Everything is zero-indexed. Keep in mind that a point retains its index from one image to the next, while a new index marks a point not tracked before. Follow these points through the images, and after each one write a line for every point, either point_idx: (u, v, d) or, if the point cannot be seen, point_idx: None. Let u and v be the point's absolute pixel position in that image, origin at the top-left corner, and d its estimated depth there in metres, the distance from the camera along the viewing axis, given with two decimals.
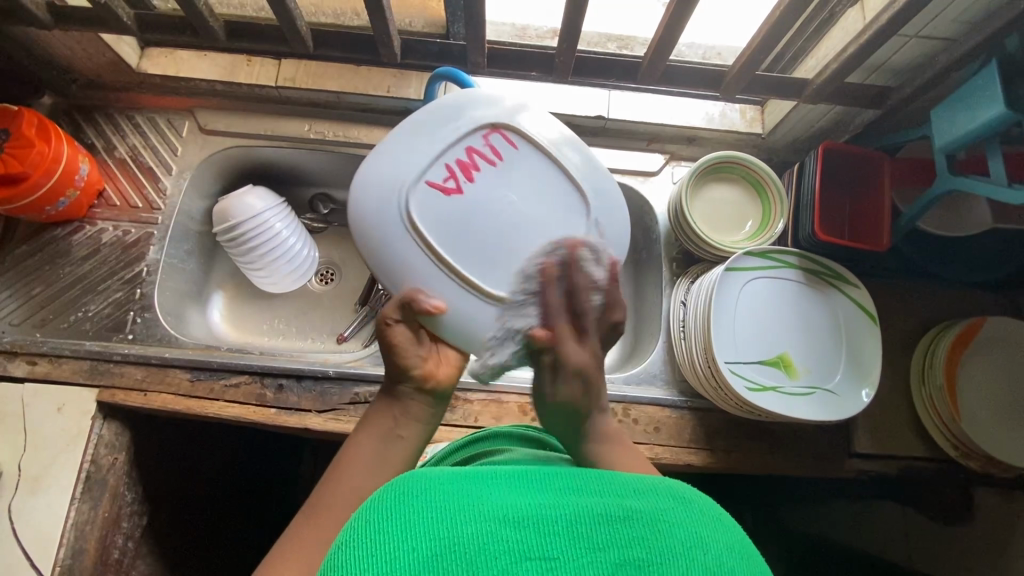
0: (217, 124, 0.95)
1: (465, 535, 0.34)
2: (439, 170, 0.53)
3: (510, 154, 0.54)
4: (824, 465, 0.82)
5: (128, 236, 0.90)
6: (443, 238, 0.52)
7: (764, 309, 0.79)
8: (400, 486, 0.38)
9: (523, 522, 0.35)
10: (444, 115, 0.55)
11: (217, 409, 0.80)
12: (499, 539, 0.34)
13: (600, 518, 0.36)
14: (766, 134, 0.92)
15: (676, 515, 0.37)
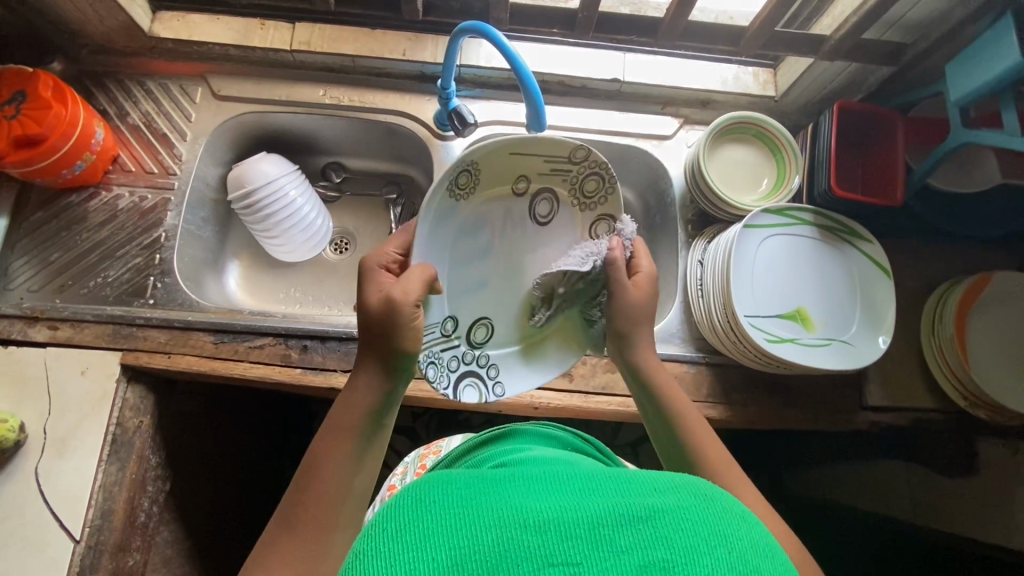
0: (232, 89, 0.94)
1: (489, 538, 0.34)
2: (537, 208, 0.69)
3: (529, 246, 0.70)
4: (838, 417, 0.85)
5: (144, 202, 0.89)
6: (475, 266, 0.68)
7: (757, 276, 0.80)
8: (418, 495, 0.38)
9: (542, 527, 0.35)
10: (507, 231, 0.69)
11: (242, 369, 0.80)
12: (526, 541, 0.34)
13: (622, 518, 0.35)
14: (779, 97, 0.94)
15: (699, 512, 0.37)
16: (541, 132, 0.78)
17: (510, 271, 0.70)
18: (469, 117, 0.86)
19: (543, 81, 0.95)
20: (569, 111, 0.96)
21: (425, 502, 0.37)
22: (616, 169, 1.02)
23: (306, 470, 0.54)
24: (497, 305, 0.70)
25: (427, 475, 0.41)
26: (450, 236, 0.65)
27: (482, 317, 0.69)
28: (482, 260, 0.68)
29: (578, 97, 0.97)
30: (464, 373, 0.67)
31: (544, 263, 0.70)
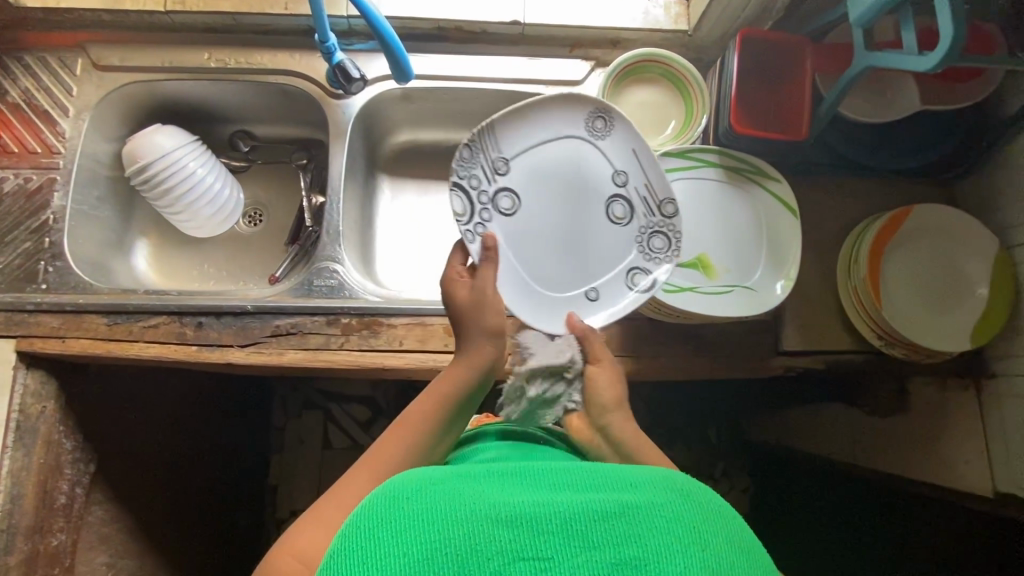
0: (112, 58, 0.89)
1: (461, 532, 0.38)
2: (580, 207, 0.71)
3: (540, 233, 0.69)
4: (751, 364, 0.83)
5: (29, 184, 0.85)
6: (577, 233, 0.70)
7: None
8: (396, 494, 0.41)
9: (518, 521, 0.38)
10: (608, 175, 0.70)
11: (137, 350, 0.79)
12: (501, 535, 0.38)
13: (593, 514, 0.39)
14: (692, 31, 0.89)
15: (669, 510, 0.40)
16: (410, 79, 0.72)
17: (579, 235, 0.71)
18: (354, 72, 0.82)
19: (439, 28, 0.90)
20: (471, 60, 0.91)
21: (401, 501, 0.40)
22: None
23: (400, 421, 0.60)
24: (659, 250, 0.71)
25: (410, 472, 0.44)
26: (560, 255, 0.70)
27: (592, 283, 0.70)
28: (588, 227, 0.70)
29: (481, 44, 0.92)
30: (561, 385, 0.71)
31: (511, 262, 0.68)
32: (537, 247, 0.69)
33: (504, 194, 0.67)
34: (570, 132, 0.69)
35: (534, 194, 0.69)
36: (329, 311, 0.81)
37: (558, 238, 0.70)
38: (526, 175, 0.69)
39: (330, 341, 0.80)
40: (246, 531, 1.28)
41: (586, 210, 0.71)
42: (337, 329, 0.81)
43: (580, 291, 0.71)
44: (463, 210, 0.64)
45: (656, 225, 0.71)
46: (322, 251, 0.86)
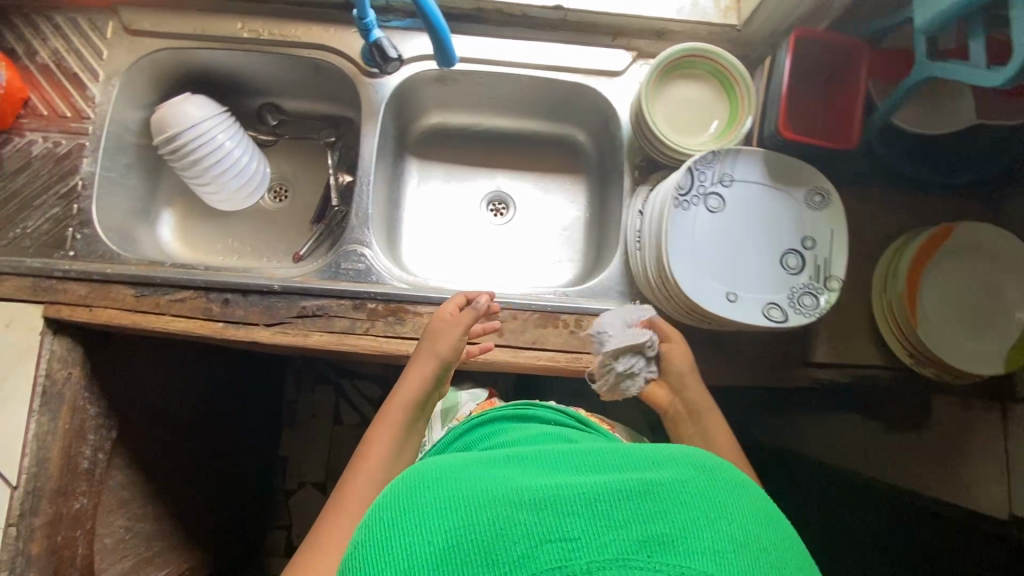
0: (143, 23, 0.87)
1: (484, 517, 0.37)
2: (742, 239, 0.75)
3: (734, 237, 0.75)
4: (776, 373, 0.83)
5: (59, 148, 0.85)
6: (734, 256, 0.74)
7: (706, 231, 0.74)
8: (414, 487, 0.41)
9: (540, 504, 0.38)
10: (787, 224, 0.75)
11: (164, 323, 0.79)
12: (524, 518, 0.37)
13: (618, 493, 0.38)
14: (741, 26, 0.86)
15: (691, 485, 0.40)
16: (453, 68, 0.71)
17: (735, 259, 0.74)
18: (390, 52, 0.80)
19: (479, 9, 0.87)
20: (509, 44, 0.89)
21: (419, 494, 0.40)
22: (567, 108, 0.97)
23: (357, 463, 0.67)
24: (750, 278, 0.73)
25: (426, 461, 0.45)
26: (716, 269, 0.73)
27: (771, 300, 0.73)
28: (748, 253, 0.74)
29: (521, 28, 0.89)
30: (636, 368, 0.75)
31: (706, 266, 0.73)
32: (702, 254, 0.73)
33: (714, 197, 0.75)
34: (790, 188, 0.76)
35: (737, 207, 0.75)
36: (355, 296, 0.81)
37: (721, 245, 0.74)
38: (750, 202, 0.76)
39: (355, 326, 0.80)
40: (257, 500, 1.31)
41: (751, 235, 0.75)
42: (362, 314, 0.81)
43: (720, 289, 0.72)
44: (682, 186, 0.74)
45: (814, 289, 0.73)
46: (350, 234, 0.85)
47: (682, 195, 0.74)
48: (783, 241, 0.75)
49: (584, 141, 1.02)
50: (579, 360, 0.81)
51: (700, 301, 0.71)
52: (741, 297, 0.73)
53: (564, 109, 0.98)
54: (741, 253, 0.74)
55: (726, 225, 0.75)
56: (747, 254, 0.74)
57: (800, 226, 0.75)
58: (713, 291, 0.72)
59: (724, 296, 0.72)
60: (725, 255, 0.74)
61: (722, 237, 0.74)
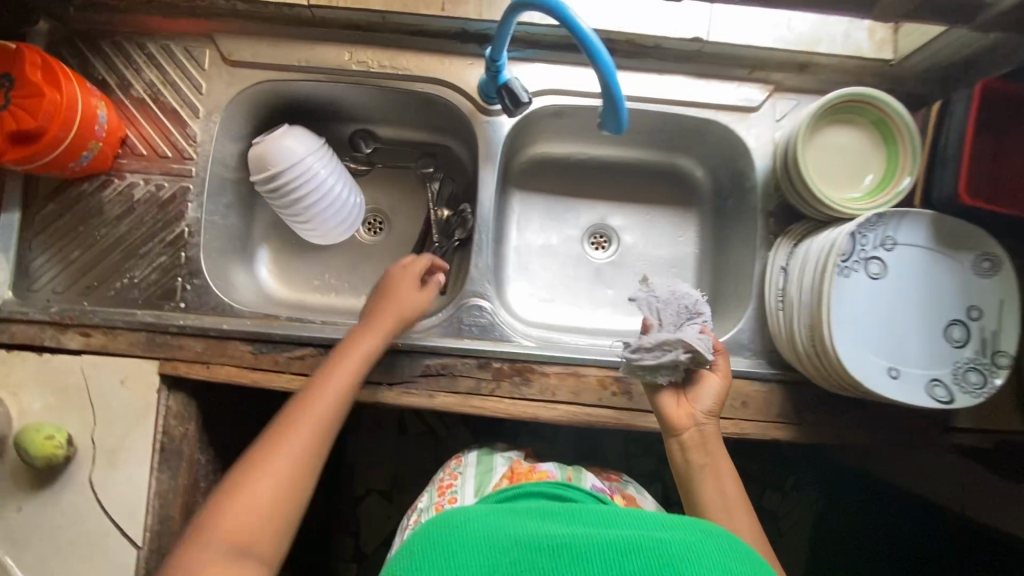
0: (243, 52, 0.81)
1: (505, 559, 0.43)
2: (903, 308, 0.71)
3: (895, 305, 0.71)
4: (916, 437, 0.79)
5: (162, 191, 0.80)
6: (897, 328, 0.70)
7: (868, 300, 0.70)
8: (446, 525, 0.47)
9: (556, 549, 0.43)
10: (953, 292, 0.71)
11: (284, 382, 0.76)
12: (540, 560, 0.42)
13: (628, 545, 0.43)
14: (896, 62, 0.79)
15: (695, 544, 0.44)
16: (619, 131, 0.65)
17: (897, 330, 0.70)
18: (522, 96, 0.73)
19: (608, 39, 0.80)
20: (638, 77, 0.82)
21: (451, 530, 0.46)
22: (686, 141, 0.91)
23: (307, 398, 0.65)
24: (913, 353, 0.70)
25: (458, 507, 0.50)
26: (876, 342, 0.70)
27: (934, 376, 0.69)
28: (911, 323, 0.70)
29: (650, 59, 0.82)
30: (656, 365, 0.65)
31: (866, 338, 0.69)
32: (863, 324, 0.70)
33: (875, 262, 0.70)
34: (959, 253, 0.71)
35: (899, 273, 0.71)
36: (480, 355, 0.77)
37: (882, 315, 0.70)
38: (915, 267, 0.71)
39: (480, 386, 0.77)
40: None
41: (913, 302, 0.71)
42: (487, 373, 0.77)
43: (881, 364, 0.69)
44: (845, 250, 0.69)
45: (980, 365, 0.70)
46: (469, 285, 0.81)
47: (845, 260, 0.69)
48: (948, 311, 0.71)
49: (698, 175, 0.96)
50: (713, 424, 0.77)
51: (862, 378, 0.68)
52: (902, 373, 0.69)
53: (681, 142, 0.92)
54: (903, 323, 0.70)
55: (887, 292, 0.71)
56: (909, 325, 0.70)
57: (969, 296, 0.71)
58: (874, 367, 0.69)
59: (885, 372, 0.69)
60: (886, 326, 0.70)
61: (882, 306, 0.70)
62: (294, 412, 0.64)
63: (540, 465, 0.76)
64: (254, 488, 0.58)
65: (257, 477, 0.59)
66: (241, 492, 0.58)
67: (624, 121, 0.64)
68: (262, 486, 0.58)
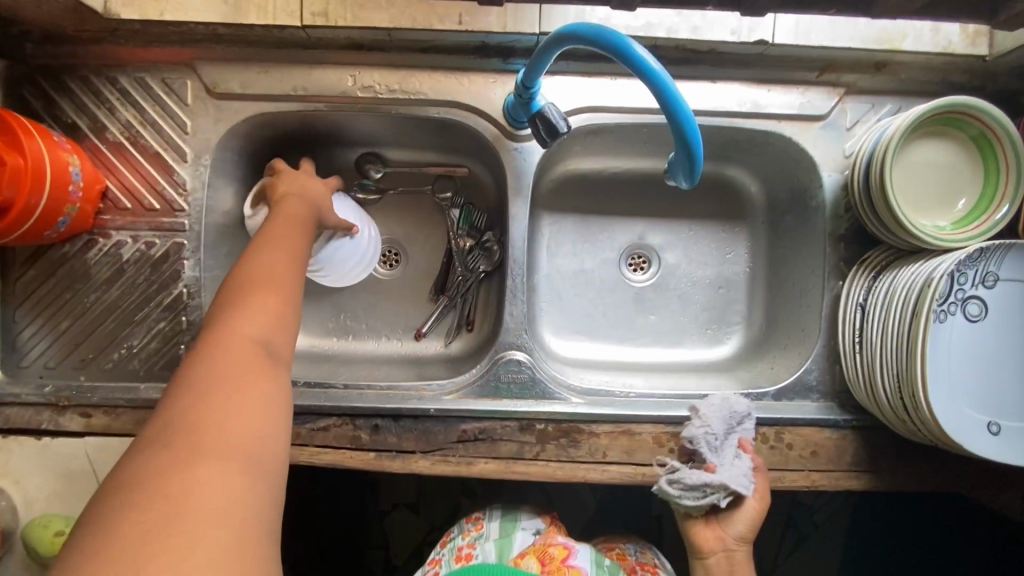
0: (230, 83, 0.70)
1: None
2: (1001, 353, 0.62)
3: (994, 351, 0.62)
4: (1007, 481, 0.72)
5: (153, 249, 0.71)
6: (996, 377, 0.62)
7: (963, 347, 0.61)
8: None
9: None
10: None
11: (308, 457, 0.69)
12: None
13: None
14: (992, 57, 0.67)
15: None
16: (692, 179, 0.54)
17: (997, 379, 0.62)
18: (559, 125, 0.62)
19: (654, 46, 0.69)
20: (688, 88, 0.71)
21: None
22: (739, 152, 0.80)
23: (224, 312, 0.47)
24: (1013, 403, 0.61)
25: None
26: (973, 395, 0.61)
27: None
28: (1012, 371, 0.62)
29: (701, 65, 0.71)
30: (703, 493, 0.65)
31: (963, 391, 0.61)
32: (960, 375, 0.61)
33: (974, 302, 0.61)
34: None
35: (1003, 313, 0.62)
36: (522, 416, 0.70)
37: (979, 362, 0.62)
38: (1018, 305, 0.62)
39: (524, 450, 0.70)
40: None
41: (1015, 345, 0.62)
42: (531, 436, 0.70)
43: (982, 419, 0.61)
44: (942, 291, 0.60)
45: None
46: (505, 336, 0.73)
47: (942, 300, 0.60)
48: None
49: (751, 187, 0.86)
50: (782, 479, 0.70)
51: (959, 437, 0.60)
52: (1001, 428, 0.61)
53: (733, 153, 0.81)
54: (1004, 370, 0.62)
55: (986, 336, 0.62)
56: (1010, 373, 0.62)
57: None
58: (971, 423, 0.61)
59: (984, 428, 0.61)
60: (985, 375, 0.61)
61: (979, 352, 0.62)
62: (206, 346, 0.44)
63: (574, 555, 0.67)
64: (188, 481, 0.34)
65: (196, 476, 0.35)
66: (163, 497, 0.33)
67: (696, 170, 0.53)
68: (207, 477, 0.35)
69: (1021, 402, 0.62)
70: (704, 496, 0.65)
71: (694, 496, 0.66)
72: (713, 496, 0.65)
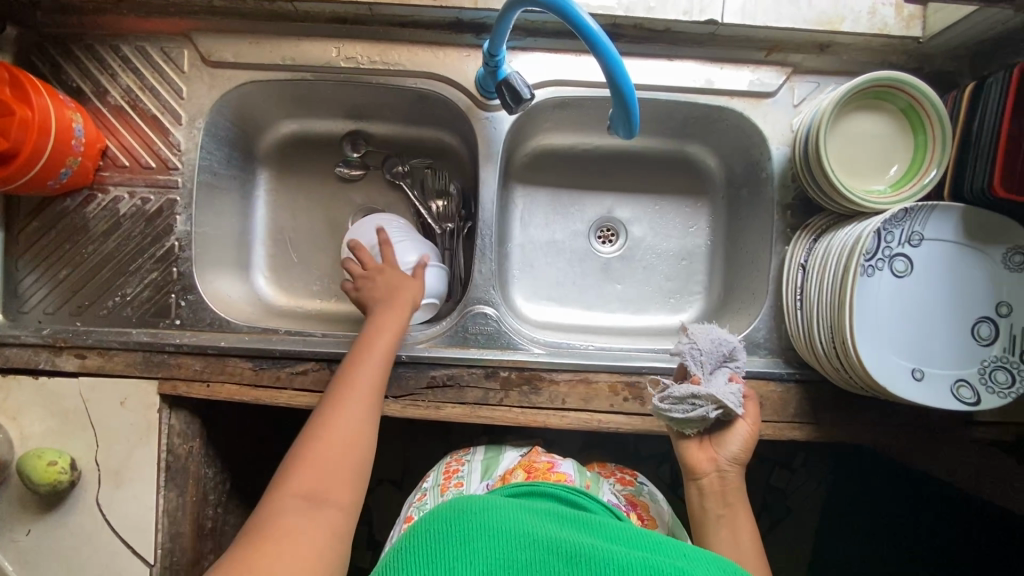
0: (224, 53, 0.76)
1: (522, 555, 0.49)
2: (926, 307, 0.67)
3: (920, 304, 0.67)
4: (940, 434, 0.77)
5: (148, 204, 0.77)
6: (921, 328, 0.67)
7: (889, 300, 0.67)
8: (473, 513, 0.53)
9: (574, 559, 0.49)
10: (981, 287, 0.67)
11: (287, 399, 0.74)
12: (557, 565, 0.49)
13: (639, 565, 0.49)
14: (926, 38, 0.73)
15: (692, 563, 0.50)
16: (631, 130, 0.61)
17: (921, 330, 0.67)
18: (523, 92, 0.68)
19: (614, 24, 0.75)
20: (646, 64, 0.77)
21: (460, 529, 0.51)
22: (698, 129, 0.86)
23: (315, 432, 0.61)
24: (936, 351, 0.66)
25: (463, 499, 0.55)
26: (899, 344, 0.66)
27: (959, 377, 0.66)
28: (935, 322, 0.67)
29: (658, 43, 0.77)
30: (694, 404, 0.65)
31: (889, 340, 0.66)
32: (886, 326, 0.66)
33: (899, 259, 0.66)
34: (987, 247, 0.67)
35: (927, 269, 0.67)
36: (487, 364, 0.75)
37: (905, 314, 0.67)
38: (942, 262, 0.67)
39: (489, 396, 0.75)
40: None
41: (939, 300, 0.67)
42: (496, 383, 0.75)
43: (905, 365, 0.66)
44: (868, 247, 0.65)
45: (1010, 364, 0.66)
46: (475, 291, 0.78)
47: (868, 256, 0.65)
48: (975, 307, 0.67)
49: (711, 164, 0.92)
50: None
51: (885, 382, 0.65)
52: (926, 375, 0.66)
53: (693, 130, 0.87)
54: (928, 322, 0.67)
55: (912, 291, 0.67)
56: (935, 325, 0.67)
57: (995, 291, 0.67)
58: (896, 369, 0.66)
59: (909, 374, 0.66)
60: (910, 326, 0.67)
61: (905, 305, 0.67)
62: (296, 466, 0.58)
63: (559, 466, 0.73)
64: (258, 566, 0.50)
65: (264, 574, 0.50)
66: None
67: (635, 123, 0.60)
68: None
69: (944, 352, 0.67)
70: (697, 411, 0.65)
71: (688, 411, 0.65)
72: (707, 410, 0.65)
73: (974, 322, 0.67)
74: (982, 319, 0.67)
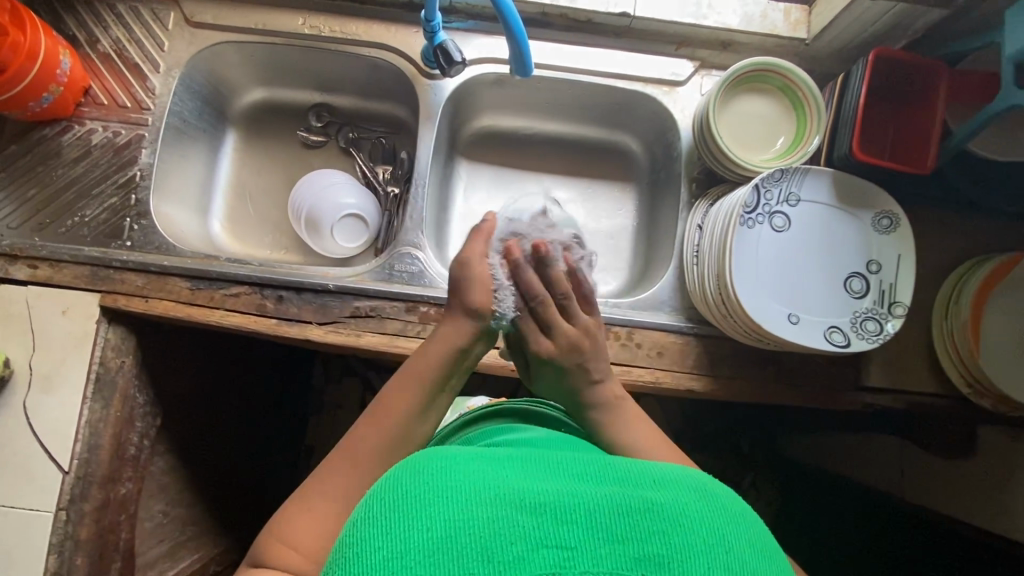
0: (204, 15, 0.87)
1: (482, 512, 0.34)
2: (801, 260, 0.74)
3: (796, 257, 0.74)
4: (833, 395, 0.81)
5: (118, 138, 0.85)
6: (796, 278, 0.73)
7: (767, 252, 0.73)
8: (413, 465, 0.38)
9: (541, 509, 0.35)
10: (852, 246, 0.74)
11: (218, 317, 0.80)
12: (524, 521, 0.34)
13: (620, 508, 0.36)
14: (810, 40, 0.84)
15: (694, 508, 0.37)
16: (529, 74, 0.71)
17: (797, 280, 0.73)
18: (455, 55, 0.78)
19: (543, 13, 0.87)
20: (571, 49, 0.88)
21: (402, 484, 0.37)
22: (622, 116, 0.96)
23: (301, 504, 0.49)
24: (811, 299, 0.73)
25: (407, 458, 0.40)
26: (776, 290, 0.72)
27: (832, 323, 0.72)
28: (810, 274, 0.74)
29: (582, 33, 0.88)
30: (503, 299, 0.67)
31: (767, 287, 0.72)
32: (764, 273, 0.73)
33: (777, 216, 0.74)
34: (857, 211, 0.74)
35: (805, 226, 0.74)
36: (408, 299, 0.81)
37: (782, 265, 0.74)
38: (816, 222, 0.75)
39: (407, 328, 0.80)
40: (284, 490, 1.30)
41: (814, 255, 0.74)
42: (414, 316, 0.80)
43: (783, 310, 0.72)
44: (749, 202, 0.73)
45: (878, 315, 0.72)
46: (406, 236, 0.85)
47: (749, 210, 0.72)
48: (845, 262, 0.74)
49: (637, 152, 1.01)
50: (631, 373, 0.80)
51: (762, 323, 0.70)
52: (800, 320, 0.72)
53: (619, 117, 0.97)
54: (804, 274, 0.73)
55: (789, 245, 0.74)
56: (810, 276, 0.73)
57: (865, 250, 0.74)
58: (773, 313, 0.72)
59: (785, 318, 0.72)
60: (786, 275, 0.73)
61: (782, 257, 0.74)
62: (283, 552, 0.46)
63: None
64: None
65: None
66: None
67: (532, 68, 0.70)
68: None
69: (818, 301, 0.73)
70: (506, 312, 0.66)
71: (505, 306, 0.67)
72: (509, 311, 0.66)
73: (844, 276, 0.73)
74: (853, 274, 0.73)
